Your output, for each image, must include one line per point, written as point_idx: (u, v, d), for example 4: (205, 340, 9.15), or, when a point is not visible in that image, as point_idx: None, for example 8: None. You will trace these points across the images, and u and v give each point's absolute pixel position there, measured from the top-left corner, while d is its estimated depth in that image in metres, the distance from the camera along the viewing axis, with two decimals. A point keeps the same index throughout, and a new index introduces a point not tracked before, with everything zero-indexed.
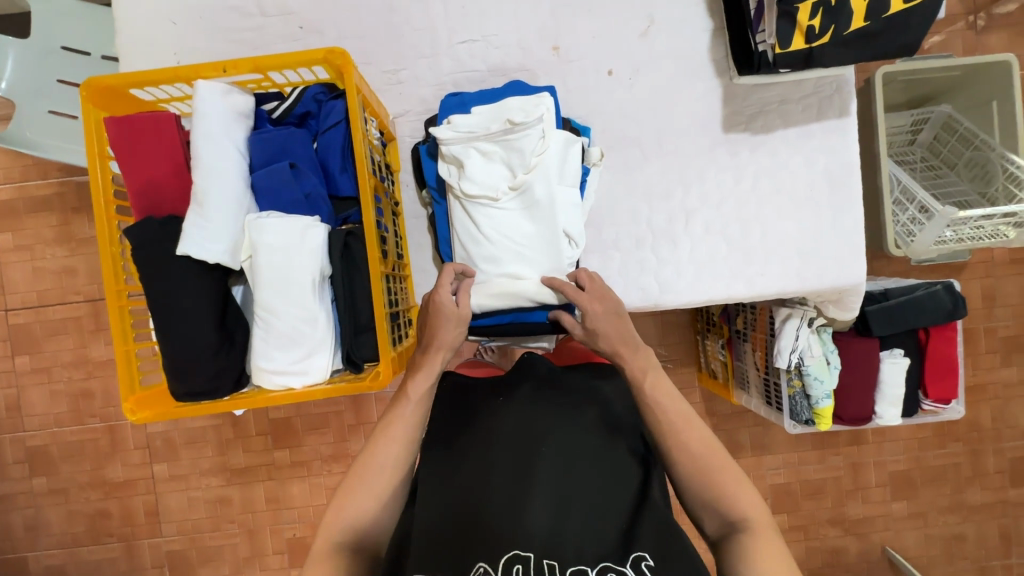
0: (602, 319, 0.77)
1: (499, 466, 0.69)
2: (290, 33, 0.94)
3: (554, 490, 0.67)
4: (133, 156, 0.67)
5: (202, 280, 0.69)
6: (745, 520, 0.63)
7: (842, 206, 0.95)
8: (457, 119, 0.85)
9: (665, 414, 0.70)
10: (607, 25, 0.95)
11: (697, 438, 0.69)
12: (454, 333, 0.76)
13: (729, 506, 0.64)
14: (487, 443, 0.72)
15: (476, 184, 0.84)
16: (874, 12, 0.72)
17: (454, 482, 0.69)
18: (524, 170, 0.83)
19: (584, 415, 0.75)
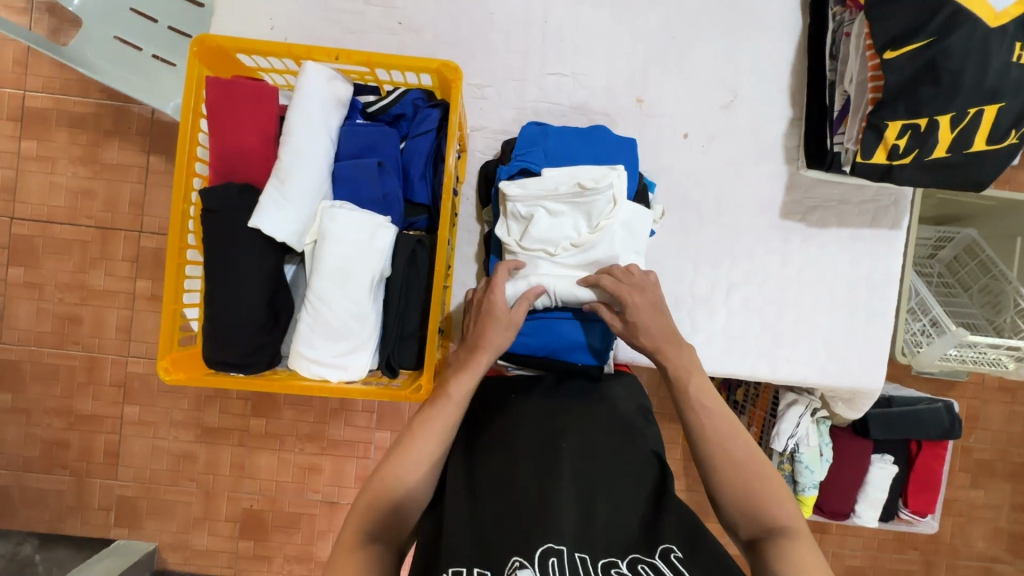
0: (642, 313, 0.79)
1: (525, 455, 0.72)
2: (388, 26, 0.95)
3: (577, 490, 0.68)
4: (225, 120, 0.67)
5: (262, 255, 0.69)
6: (782, 528, 0.65)
7: (875, 312, 0.98)
8: (525, 179, 0.87)
9: (711, 425, 0.72)
10: (692, 90, 0.97)
11: (739, 444, 0.71)
12: (501, 336, 0.77)
13: (765, 512, 0.66)
14: (509, 437, 0.75)
15: (537, 242, 0.85)
16: (957, 146, 0.75)
17: (481, 473, 0.71)
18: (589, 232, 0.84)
19: (599, 411, 0.79)
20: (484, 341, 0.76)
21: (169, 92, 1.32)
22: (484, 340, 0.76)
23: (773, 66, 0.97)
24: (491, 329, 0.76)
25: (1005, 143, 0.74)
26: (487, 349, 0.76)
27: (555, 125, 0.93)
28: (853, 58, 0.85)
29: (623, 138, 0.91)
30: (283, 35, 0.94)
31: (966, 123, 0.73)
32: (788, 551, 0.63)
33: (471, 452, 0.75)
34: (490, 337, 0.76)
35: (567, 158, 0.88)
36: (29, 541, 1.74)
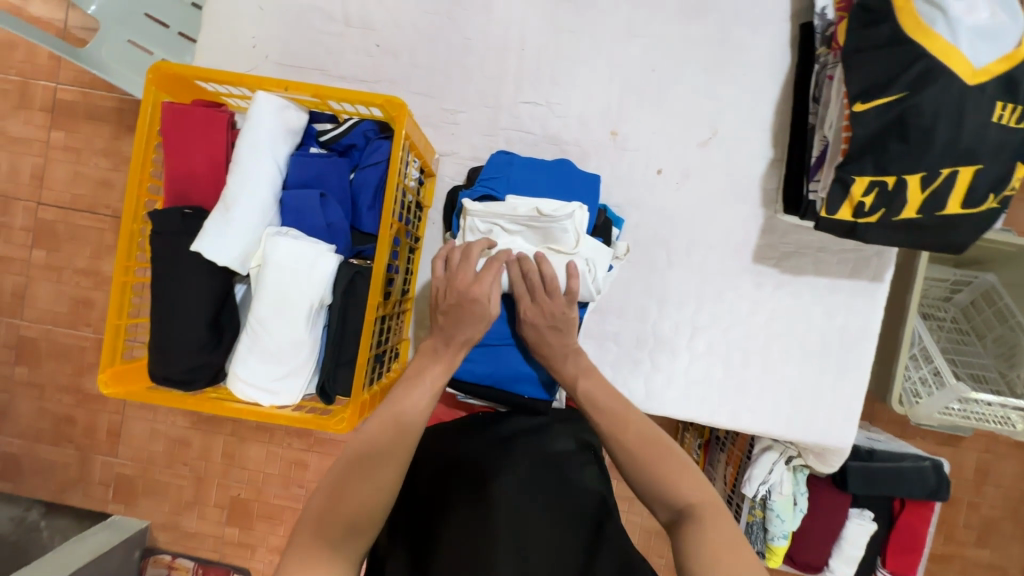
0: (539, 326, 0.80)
1: (458, 503, 0.68)
2: (367, 48, 0.96)
3: (511, 541, 0.65)
4: (177, 146, 0.69)
5: (204, 279, 0.71)
6: (690, 506, 0.63)
7: (848, 368, 0.94)
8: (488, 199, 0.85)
9: (606, 424, 0.74)
10: (668, 124, 0.95)
11: (634, 431, 0.72)
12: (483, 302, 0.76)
13: (670, 493, 0.65)
14: (441, 481, 0.71)
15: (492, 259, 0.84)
16: (928, 207, 0.70)
17: (415, 526, 0.67)
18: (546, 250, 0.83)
19: (546, 449, 0.76)
20: (457, 326, 0.76)
21: None
22: (461, 334, 0.76)
23: (756, 104, 0.94)
24: (469, 318, 0.76)
25: (982, 207, 0.69)
26: (463, 343, 0.77)
27: (522, 155, 0.92)
28: (833, 103, 0.82)
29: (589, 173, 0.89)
30: (264, 53, 0.96)
31: (936, 185, 0.68)
32: (696, 526, 0.61)
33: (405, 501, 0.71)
34: (468, 323, 0.76)
35: (527, 187, 0.86)
36: (35, 507, 1.85)
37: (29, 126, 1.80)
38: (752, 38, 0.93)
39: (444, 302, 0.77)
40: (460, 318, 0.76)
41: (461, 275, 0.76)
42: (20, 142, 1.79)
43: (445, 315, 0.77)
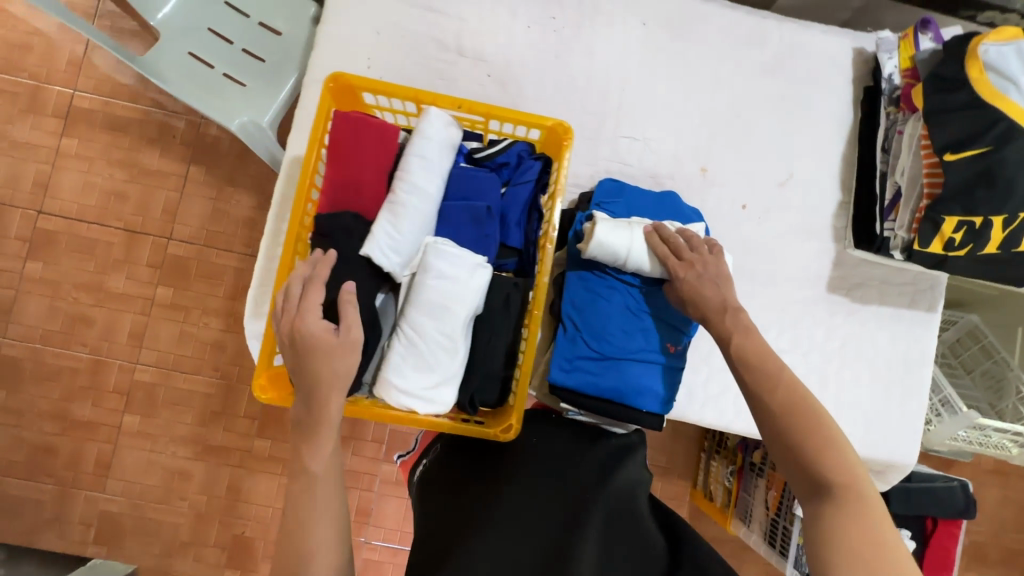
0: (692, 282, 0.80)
1: (529, 492, 0.73)
2: (478, 77, 1.01)
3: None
4: (349, 153, 0.71)
5: (365, 283, 0.71)
6: (833, 489, 0.62)
7: (910, 389, 1.03)
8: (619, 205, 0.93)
9: (763, 375, 0.70)
10: (750, 165, 1.05)
11: (788, 397, 0.68)
12: (326, 338, 0.64)
13: (815, 468, 0.63)
14: (514, 502, 0.72)
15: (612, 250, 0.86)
16: (1007, 244, 0.81)
17: (484, 536, 0.68)
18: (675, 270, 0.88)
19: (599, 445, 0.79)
20: (326, 372, 0.64)
21: (234, 109, 1.34)
22: (326, 375, 0.64)
23: (825, 152, 1.06)
24: (324, 365, 0.64)
25: None
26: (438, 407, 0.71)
27: (628, 183, 0.98)
28: (905, 154, 0.94)
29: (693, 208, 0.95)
30: (379, 74, 0.99)
31: (1016, 226, 0.80)
32: (840, 512, 0.60)
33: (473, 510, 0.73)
34: (327, 378, 0.64)
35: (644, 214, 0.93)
36: None
37: (37, 131, 1.67)
38: (822, 95, 1.06)
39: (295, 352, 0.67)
40: (318, 362, 0.64)
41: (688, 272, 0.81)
42: (26, 147, 1.66)
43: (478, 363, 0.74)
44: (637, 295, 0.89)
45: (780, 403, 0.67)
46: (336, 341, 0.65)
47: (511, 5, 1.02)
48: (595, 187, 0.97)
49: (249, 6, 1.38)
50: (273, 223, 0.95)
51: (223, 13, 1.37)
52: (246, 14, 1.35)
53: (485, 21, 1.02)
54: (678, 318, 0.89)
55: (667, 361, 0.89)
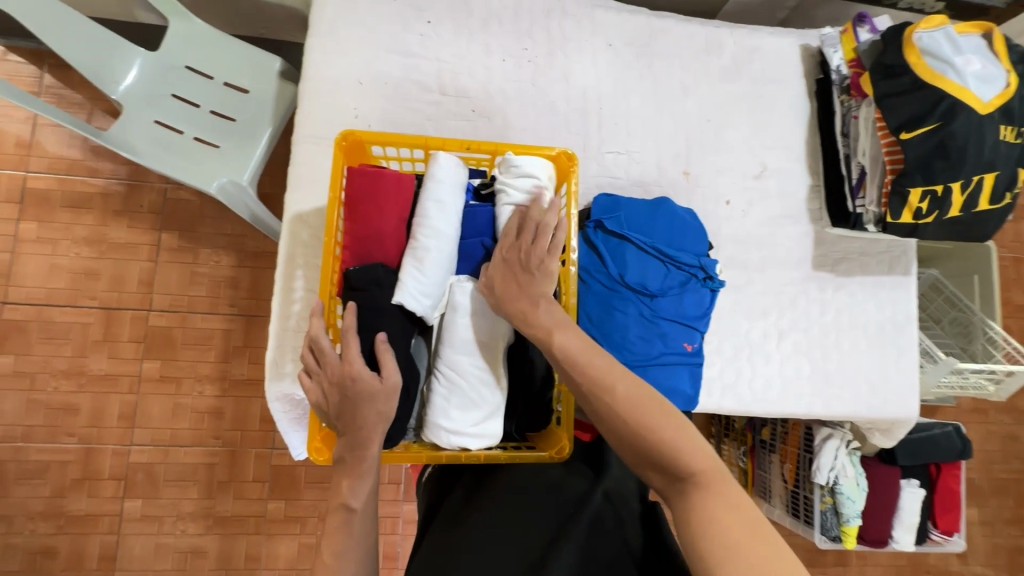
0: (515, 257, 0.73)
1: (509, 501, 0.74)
2: (463, 113, 1.05)
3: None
4: (367, 205, 0.72)
5: (404, 331, 0.72)
6: (693, 477, 0.59)
7: (903, 348, 1.11)
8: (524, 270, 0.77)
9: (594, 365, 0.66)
10: (726, 162, 1.12)
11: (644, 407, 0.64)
12: (362, 388, 0.66)
13: (677, 463, 0.60)
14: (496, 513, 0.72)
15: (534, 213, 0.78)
16: (967, 206, 0.91)
17: (458, 544, 0.68)
18: (500, 213, 0.79)
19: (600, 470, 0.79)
20: (366, 420, 0.66)
21: (210, 172, 1.31)
22: (367, 423, 0.66)
23: (792, 142, 1.14)
24: (370, 411, 0.66)
25: (1002, 203, 0.92)
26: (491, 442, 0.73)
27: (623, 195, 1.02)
28: (864, 136, 1.04)
29: (687, 208, 1.00)
30: (366, 122, 1.01)
31: (971, 188, 0.90)
32: (700, 502, 0.58)
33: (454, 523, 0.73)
34: (372, 423, 0.66)
35: (644, 224, 0.98)
36: None
37: None
38: (779, 92, 1.15)
39: (334, 405, 0.67)
40: (358, 412, 0.66)
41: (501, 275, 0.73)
42: None
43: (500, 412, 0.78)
44: (651, 304, 0.93)
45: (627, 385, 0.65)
46: (381, 387, 0.66)
47: (484, 41, 1.06)
48: (594, 203, 1.01)
49: (211, 67, 1.37)
50: (282, 282, 0.95)
51: (188, 76, 1.36)
52: (212, 76, 1.34)
53: (462, 58, 1.05)
54: (691, 317, 0.95)
55: (687, 359, 0.94)
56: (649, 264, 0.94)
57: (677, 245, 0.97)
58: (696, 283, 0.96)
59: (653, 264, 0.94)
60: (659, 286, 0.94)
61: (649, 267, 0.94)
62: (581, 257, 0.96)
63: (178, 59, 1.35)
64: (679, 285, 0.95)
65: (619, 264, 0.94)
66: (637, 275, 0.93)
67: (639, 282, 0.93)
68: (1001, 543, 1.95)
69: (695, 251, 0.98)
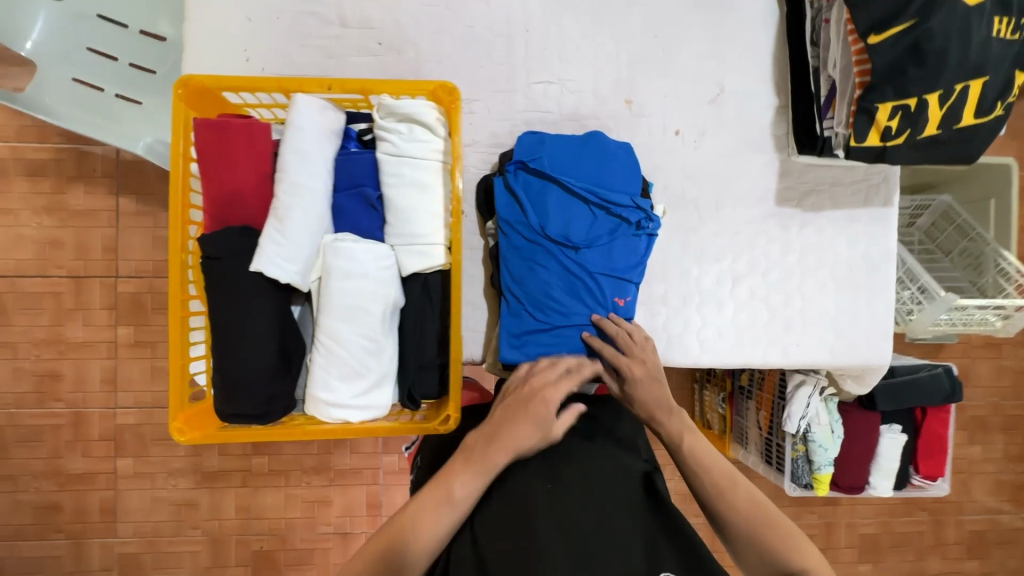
0: (641, 384, 0.83)
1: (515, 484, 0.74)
2: (368, 47, 0.92)
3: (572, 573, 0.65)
4: (218, 161, 0.64)
5: (270, 299, 0.66)
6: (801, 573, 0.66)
7: (877, 290, 1.00)
8: (412, 241, 0.69)
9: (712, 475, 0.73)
10: (677, 86, 0.97)
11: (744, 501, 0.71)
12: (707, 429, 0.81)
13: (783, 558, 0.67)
14: (509, 492, 0.72)
15: (416, 164, 0.68)
16: (947, 122, 0.76)
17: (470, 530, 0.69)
18: (381, 161, 0.69)
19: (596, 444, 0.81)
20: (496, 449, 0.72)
21: (132, 131, 1.23)
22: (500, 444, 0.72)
23: (755, 57, 0.98)
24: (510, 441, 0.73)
25: (992, 114, 0.76)
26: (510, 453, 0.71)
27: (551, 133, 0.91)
28: (834, 44, 0.88)
29: (621, 142, 0.88)
30: (260, 65, 0.91)
31: (953, 100, 0.75)
32: None
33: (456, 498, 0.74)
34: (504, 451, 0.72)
35: (569, 163, 0.86)
36: None
37: None
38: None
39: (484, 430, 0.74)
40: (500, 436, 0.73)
41: (541, 376, 0.79)
42: None
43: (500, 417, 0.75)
44: (577, 257, 0.84)
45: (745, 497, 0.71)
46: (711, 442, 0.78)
47: None
48: (517, 143, 0.89)
49: (125, 14, 1.22)
50: None
51: (98, 27, 1.21)
52: (123, 25, 1.20)
53: None
54: (623, 268, 0.85)
55: (618, 314, 0.86)
56: (574, 212, 0.84)
57: (605, 185, 0.85)
58: (627, 231, 0.85)
59: (578, 212, 0.84)
60: (586, 237, 0.84)
61: (575, 214, 0.84)
62: (498, 206, 0.86)
63: (88, 6, 1.19)
64: (608, 234, 0.85)
65: (540, 214, 0.84)
66: (560, 226, 0.84)
67: (562, 234, 0.83)
68: (1005, 479, 1.88)
69: (628, 191, 0.86)
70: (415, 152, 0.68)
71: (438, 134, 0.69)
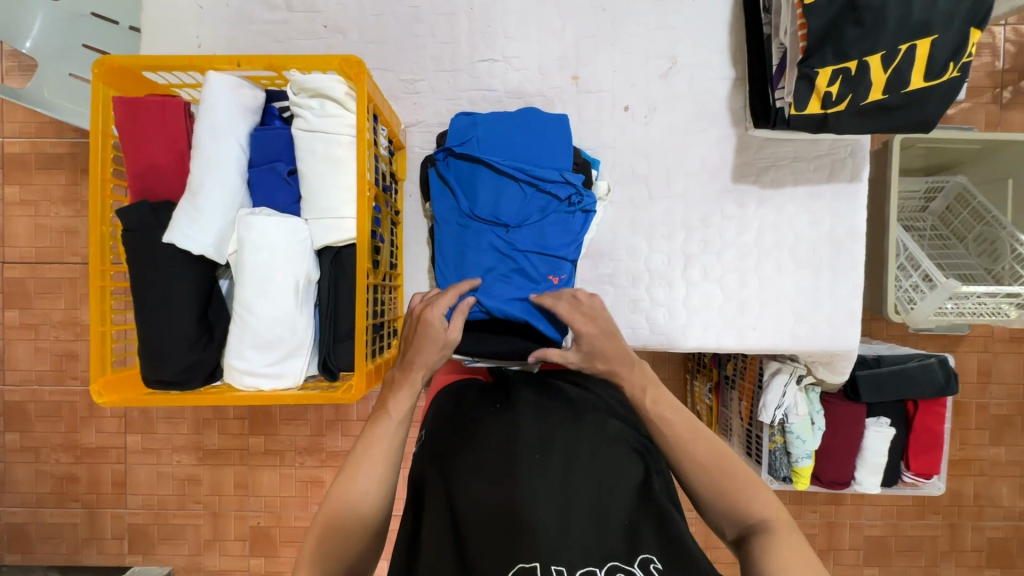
0: (600, 339, 0.75)
1: (487, 450, 0.67)
2: (314, 30, 0.94)
3: (556, 558, 0.57)
4: (136, 139, 0.68)
5: (184, 270, 0.68)
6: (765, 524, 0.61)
7: (841, 270, 0.94)
8: (325, 216, 0.70)
9: (673, 431, 0.69)
10: (626, 60, 0.95)
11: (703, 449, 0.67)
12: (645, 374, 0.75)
13: (746, 511, 0.62)
14: (482, 457, 0.66)
15: (327, 141, 0.70)
16: (894, 85, 0.72)
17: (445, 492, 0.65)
18: (295, 136, 0.71)
19: (589, 418, 0.72)
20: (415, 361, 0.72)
21: None
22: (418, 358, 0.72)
23: (710, 26, 0.94)
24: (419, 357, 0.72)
25: (944, 76, 0.71)
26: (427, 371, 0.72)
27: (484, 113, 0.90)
28: (785, 9, 0.82)
29: (553, 116, 0.88)
30: (211, 51, 0.94)
31: (898, 62, 0.71)
32: (774, 546, 0.58)
33: (444, 462, 0.68)
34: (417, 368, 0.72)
35: (497, 140, 0.86)
36: None
37: None
38: None
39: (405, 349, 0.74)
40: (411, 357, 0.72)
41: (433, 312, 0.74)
42: None
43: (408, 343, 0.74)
44: (507, 236, 0.84)
45: (705, 449, 0.66)
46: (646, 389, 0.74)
47: None
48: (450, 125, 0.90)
49: (119, 11, 1.16)
50: None
51: (92, 27, 1.14)
52: (115, 25, 1.13)
53: None
54: (556, 244, 0.85)
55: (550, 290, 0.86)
56: (504, 190, 0.84)
57: (537, 163, 0.86)
58: (559, 208, 0.85)
59: (508, 189, 0.84)
60: (516, 215, 0.84)
61: (505, 192, 0.84)
62: (433, 193, 0.88)
63: (80, 4, 1.13)
64: (540, 211, 0.85)
65: (471, 196, 0.85)
66: (489, 202, 0.84)
67: (492, 213, 0.84)
68: None
69: (558, 166, 0.86)
70: (326, 129, 0.70)
71: (350, 109, 0.71)
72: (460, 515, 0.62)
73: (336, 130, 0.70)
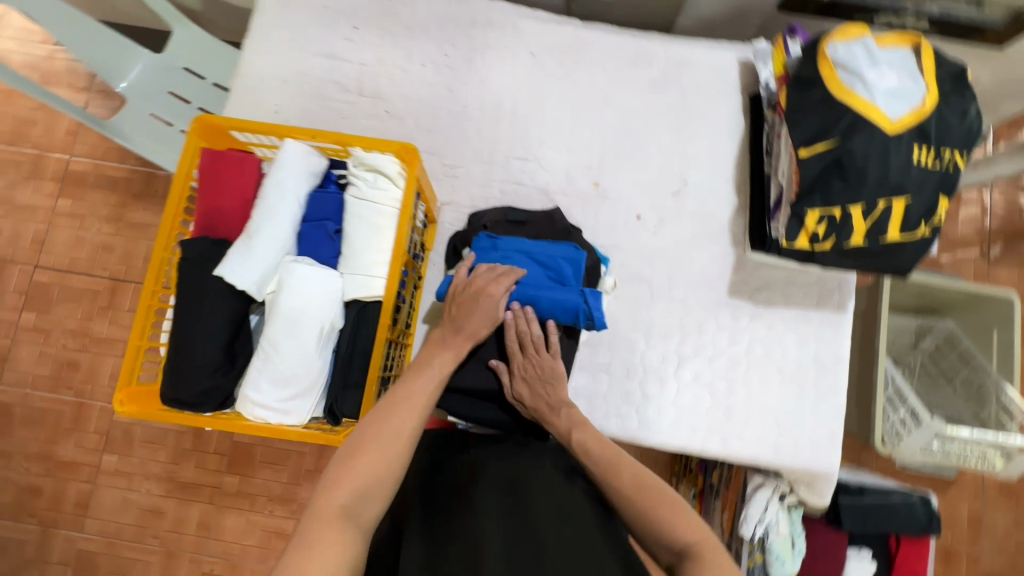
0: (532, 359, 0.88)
1: (463, 488, 0.74)
2: (376, 113, 1.08)
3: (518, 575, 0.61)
4: (212, 184, 0.79)
5: (224, 302, 0.76)
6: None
7: (825, 393, 0.99)
8: (359, 270, 0.79)
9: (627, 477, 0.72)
10: (642, 175, 1.07)
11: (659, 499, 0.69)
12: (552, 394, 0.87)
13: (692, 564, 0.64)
14: (459, 494, 0.73)
15: (373, 208, 0.80)
16: (873, 234, 0.82)
17: (419, 521, 0.70)
18: (347, 201, 0.81)
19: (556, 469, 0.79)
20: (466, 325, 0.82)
21: None
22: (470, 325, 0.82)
23: (719, 159, 1.07)
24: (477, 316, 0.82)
25: (917, 232, 0.82)
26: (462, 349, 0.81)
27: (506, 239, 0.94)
28: (784, 155, 0.95)
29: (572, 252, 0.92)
30: (284, 117, 1.08)
31: (877, 215, 0.81)
32: None
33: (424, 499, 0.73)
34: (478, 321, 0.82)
35: None
36: None
37: (37, 195, 1.62)
38: (709, 107, 1.09)
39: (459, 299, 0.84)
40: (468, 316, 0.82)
41: (480, 278, 0.84)
42: None
43: (459, 306, 0.83)
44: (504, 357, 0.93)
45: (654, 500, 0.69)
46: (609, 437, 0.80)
47: (406, 46, 1.10)
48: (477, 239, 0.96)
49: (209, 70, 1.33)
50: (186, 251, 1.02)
51: (181, 78, 1.30)
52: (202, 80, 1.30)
53: (382, 62, 1.10)
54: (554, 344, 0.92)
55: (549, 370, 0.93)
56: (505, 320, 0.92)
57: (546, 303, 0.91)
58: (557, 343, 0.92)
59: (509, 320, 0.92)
60: None
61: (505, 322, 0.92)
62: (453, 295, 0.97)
63: (176, 59, 1.30)
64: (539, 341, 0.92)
65: None
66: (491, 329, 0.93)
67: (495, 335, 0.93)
68: None
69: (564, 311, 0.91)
70: (371, 199, 0.80)
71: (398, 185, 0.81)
72: (432, 537, 0.67)
73: (381, 201, 0.80)
